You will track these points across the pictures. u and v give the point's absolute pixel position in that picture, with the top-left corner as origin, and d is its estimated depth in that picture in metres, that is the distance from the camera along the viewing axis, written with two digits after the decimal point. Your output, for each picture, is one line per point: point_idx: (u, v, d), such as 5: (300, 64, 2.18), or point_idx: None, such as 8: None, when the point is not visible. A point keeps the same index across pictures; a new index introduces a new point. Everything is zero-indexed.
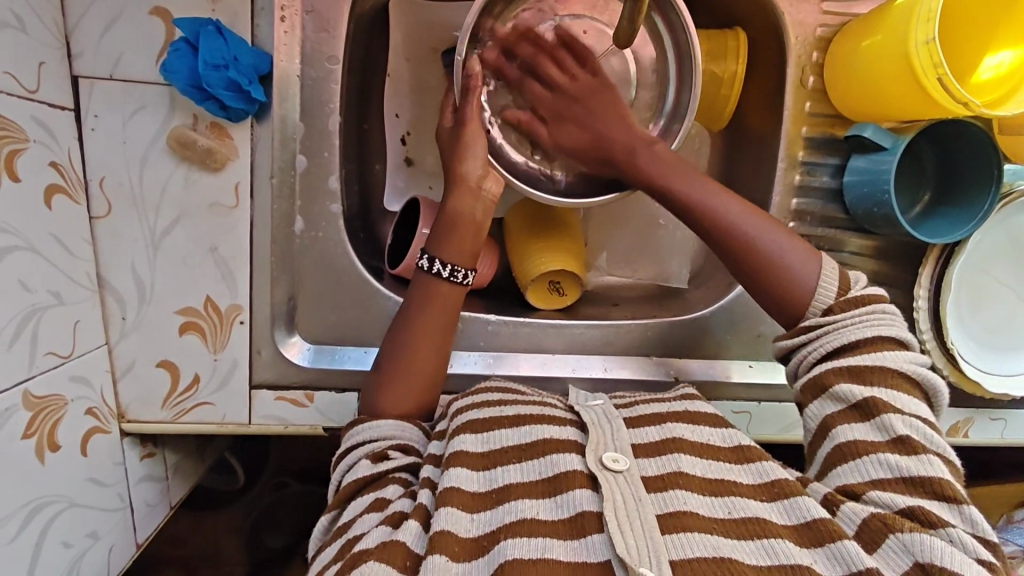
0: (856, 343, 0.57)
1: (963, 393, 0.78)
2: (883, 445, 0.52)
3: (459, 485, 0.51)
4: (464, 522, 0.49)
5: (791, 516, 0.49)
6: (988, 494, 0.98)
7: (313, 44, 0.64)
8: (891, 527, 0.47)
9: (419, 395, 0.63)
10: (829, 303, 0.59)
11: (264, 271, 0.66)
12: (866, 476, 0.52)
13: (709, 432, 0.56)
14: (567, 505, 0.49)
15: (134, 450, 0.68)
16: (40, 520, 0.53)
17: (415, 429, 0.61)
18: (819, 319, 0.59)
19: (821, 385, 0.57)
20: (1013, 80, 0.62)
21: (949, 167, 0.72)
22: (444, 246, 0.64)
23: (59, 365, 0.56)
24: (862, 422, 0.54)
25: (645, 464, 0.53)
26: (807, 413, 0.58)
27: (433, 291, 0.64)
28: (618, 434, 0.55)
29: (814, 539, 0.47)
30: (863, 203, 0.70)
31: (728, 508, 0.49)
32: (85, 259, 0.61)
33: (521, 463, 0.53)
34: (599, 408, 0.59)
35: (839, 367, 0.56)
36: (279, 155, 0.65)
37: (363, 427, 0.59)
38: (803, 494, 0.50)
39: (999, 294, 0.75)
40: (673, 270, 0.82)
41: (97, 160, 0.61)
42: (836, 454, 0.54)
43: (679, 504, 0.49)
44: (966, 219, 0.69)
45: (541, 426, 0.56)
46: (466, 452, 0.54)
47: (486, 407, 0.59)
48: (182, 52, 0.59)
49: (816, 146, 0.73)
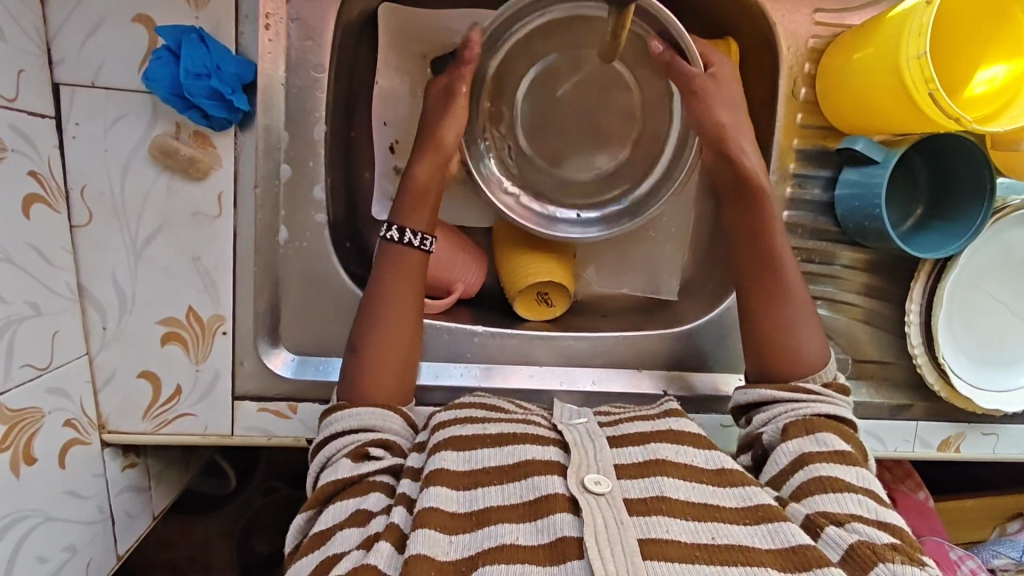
0: (828, 414, 0.60)
1: (955, 408, 0.77)
2: (857, 487, 0.53)
3: (438, 505, 0.50)
4: (443, 545, 0.48)
5: (776, 540, 0.48)
6: (982, 507, 0.97)
7: (299, 52, 0.64)
8: (881, 557, 0.46)
9: (397, 381, 0.63)
10: (829, 379, 0.62)
11: (248, 281, 0.65)
12: (846, 508, 0.51)
13: (693, 453, 0.56)
14: (548, 530, 0.48)
15: (114, 461, 0.67)
16: (14, 536, 0.53)
17: (396, 416, 0.60)
18: (818, 386, 0.61)
19: (804, 428, 0.58)
20: (1008, 94, 0.61)
21: (942, 180, 0.71)
22: (404, 215, 0.65)
23: (36, 377, 0.56)
24: (840, 464, 0.54)
25: (629, 486, 0.52)
26: (780, 449, 0.57)
27: (402, 258, 0.64)
28: (601, 454, 0.54)
29: (798, 566, 0.46)
30: (854, 217, 0.69)
31: (710, 533, 0.48)
32: (65, 268, 0.60)
33: (503, 485, 0.52)
34: (583, 428, 0.58)
35: (817, 421, 0.58)
36: (263, 164, 0.64)
37: (341, 415, 0.58)
38: (786, 520, 0.49)
39: (991, 309, 0.74)
40: (663, 280, 0.80)
41: (78, 168, 0.60)
42: (814, 485, 0.53)
43: (661, 531, 0.48)
44: (958, 233, 0.69)
45: (525, 447, 0.55)
46: (448, 470, 0.53)
47: (470, 423, 0.58)
48: (164, 60, 0.58)
49: (807, 158, 0.72)
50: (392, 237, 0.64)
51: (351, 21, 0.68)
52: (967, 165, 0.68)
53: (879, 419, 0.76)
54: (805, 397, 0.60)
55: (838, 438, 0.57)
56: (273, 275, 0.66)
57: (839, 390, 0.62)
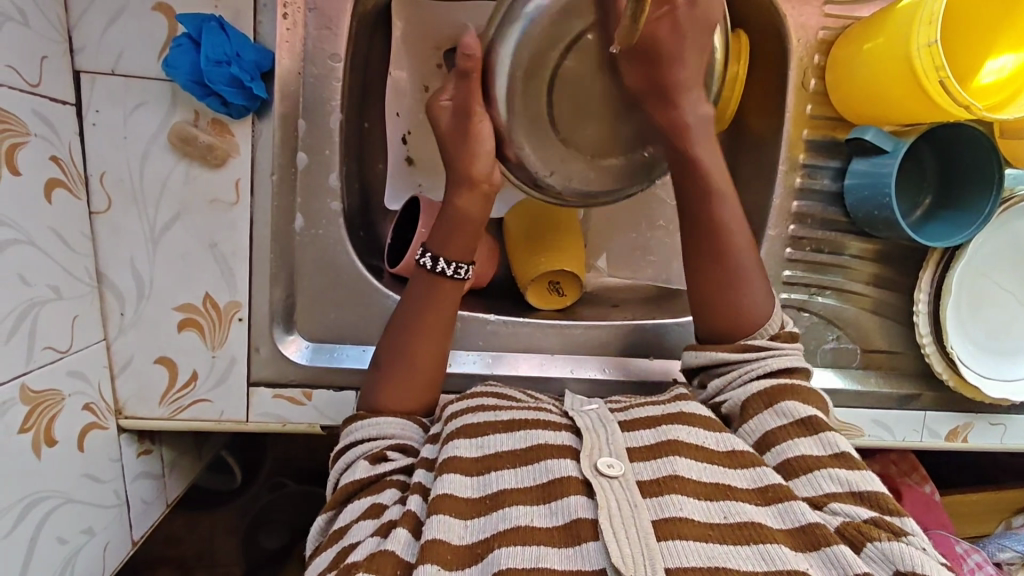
0: (787, 368, 0.60)
1: (962, 397, 0.78)
2: (824, 458, 0.53)
3: (454, 492, 0.51)
4: (457, 529, 0.48)
5: (785, 520, 0.49)
6: (988, 500, 0.98)
7: (315, 41, 0.64)
8: (866, 535, 0.47)
9: (422, 393, 0.63)
10: (776, 332, 0.62)
11: (264, 269, 0.66)
12: (820, 489, 0.51)
13: (706, 434, 0.56)
14: (563, 512, 0.49)
15: (131, 447, 0.68)
16: (35, 516, 0.53)
17: (417, 426, 0.61)
18: (767, 343, 0.61)
19: (765, 399, 0.57)
20: (1016, 84, 0.62)
21: (950, 171, 0.72)
22: (446, 248, 0.64)
23: (56, 360, 0.56)
24: (807, 436, 0.54)
25: (641, 469, 0.52)
26: (748, 425, 0.57)
27: (435, 288, 0.64)
28: (613, 437, 0.54)
29: (808, 543, 0.47)
30: (864, 207, 0.70)
31: (724, 513, 0.49)
32: (84, 254, 0.60)
33: (517, 469, 0.52)
34: (594, 413, 0.58)
35: (775, 385, 0.58)
36: (280, 152, 0.65)
37: (362, 425, 0.59)
38: (794, 498, 0.50)
39: (998, 298, 0.75)
40: (673, 270, 0.81)
41: (97, 156, 0.61)
42: (784, 469, 0.53)
43: (674, 511, 0.49)
44: (966, 223, 0.69)
45: (536, 432, 0.56)
46: (461, 458, 0.53)
47: (482, 411, 0.59)
48: (184, 47, 0.59)
49: (816, 148, 0.72)
50: (426, 265, 0.64)
51: (365, 14, 0.68)
52: (977, 155, 0.69)
53: (886, 408, 0.76)
54: (757, 356, 0.60)
55: (797, 399, 0.57)
56: (288, 262, 0.67)
57: (790, 339, 0.62)
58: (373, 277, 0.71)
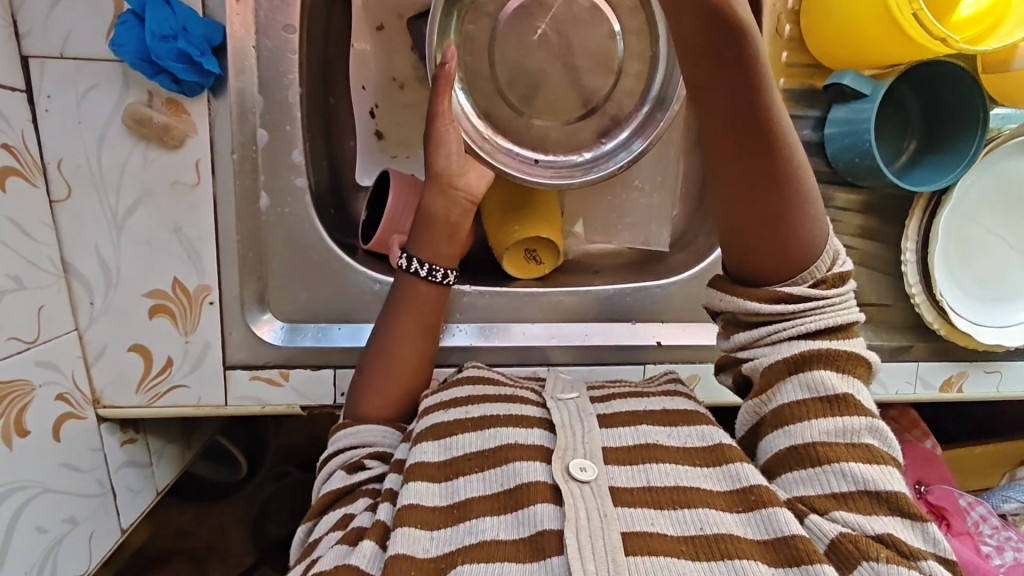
0: (828, 327, 0.51)
1: (955, 346, 0.76)
2: (846, 452, 0.48)
3: (418, 501, 0.50)
4: (422, 541, 0.48)
5: (768, 530, 0.47)
6: (993, 453, 0.96)
7: (267, 12, 0.62)
8: (864, 552, 0.44)
9: (404, 397, 0.63)
10: (818, 275, 0.52)
11: (231, 251, 0.65)
12: (827, 489, 0.48)
13: (687, 433, 0.55)
14: (529, 522, 0.48)
15: (113, 436, 0.67)
16: (11, 505, 0.53)
17: (396, 433, 0.61)
18: (807, 290, 0.51)
19: (785, 367, 0.51)
20: (996, 13, 0.60)
21: (933, 114, 0.70)
22: (424, 249, 0.65)
23: (23, 351, 0.56)
24: (831, 419, 0.49)
25: (616, 473, 0.51)
26: (762, 397, 0.52)
27: (412, 292, 0.65)
28: (588, 437, 0.53)
29: (790, 558, 0.45)
30: (845, 155, 0.67)
31: (699, 523, 0.48)
32: (47, 243, 0.60)
33: (484, 472, 0.52)
34: (573, 405, 0.57)
35: (805, 351, 0.51)
36: (239, 130, 0.63)
37: (344, 433, 0.60)
38: (778, 504, 0.48)
39: (991, 243, 0.73)
40: (653, 232, 0.79)
41: (53, 143, 0.60)
42: (793, 458, 0.49)
43: (645, 525, 0.47)
44: (951, 166, 0.67)
45: (506, 431, 0.54)
46: (427, 463, 0.53)
47: (453, 408, 0.57)
48: (129, 24, 0.57)
49: (795, 97, 0.70)
50: (402, 266, 0.65)
51: None
52: (959, 95, 0.67)
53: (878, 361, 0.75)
54: (790, 313, 0.51)
55: (831, 372, 0.50)
56: (256, 242, 0.66)
57: (834, 286, 0.52)
58: (346, 254, 0.70)
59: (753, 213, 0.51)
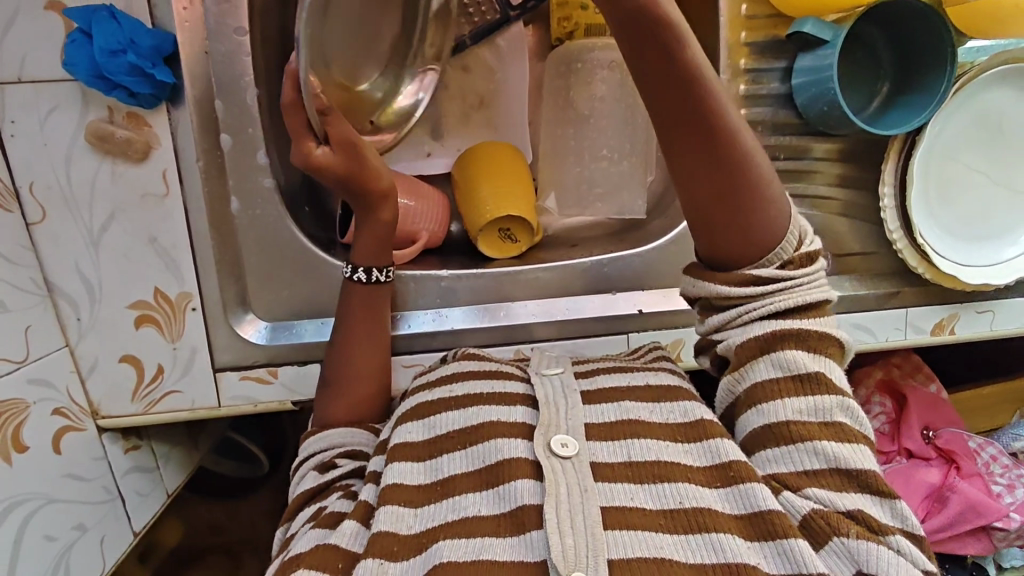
0: (798, 305, 0.51)
1: (944, 288, 0.75)
2: (817, 429, 0.48)
3: (402, 481, 0.51)
4: (406, 519, 0.49)
5: (743, 505, 0.47)
6: (1000, 392, 0.95)
7: (217, 17, 0.61)
8: (836, 529, 0.45)
9: (369, 400, 0.65)
10: (786, 256, 0.52)
11: (208, 257, 0.66)
12: (801, 466, 0.48)
13: (669, 408, 0.55)
14: (510, 498, 0.48)
15: (116, 444, 0.70)
16: (17, 517, 0.56)
17: (365, 433, 0.63)
18: (774, 272, 0.51)
19: (756, 347, 0.51)
20: None
21: (903, 53, 0.68)
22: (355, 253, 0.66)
23: (15, 371, 0.58)
24: (801, 398, 0.49)
25: (597, 447, 0.51)
26: (735, 375, 0.53)
27: (353, 297, 0.65)
28: (571, 412, 0.53)
29: (763, 532, 0.46)
30: (814, 105, 0.66)
31: (678, 497, 0.48)
32: (28, 265, 0.62)
33: (466, 449, 0.52)
34: (557, 381, 0.57)
35: (776, 329, 0.51)
36: (201, 138, 0.64)
37: (312, 441, 0.62)
38: (756, 480, 0.48)
39: (973, 182, 0.71)
40: (630, 200, 0.79)
41: (23, 166, 0.61)
42: (767, 437, 0.49)
43: (624, 499, 0.48)
44: (923, 106, 0.66)
45: (488, 409, 0.54)
46: (411, 442, 0.54)
47: (438, 387, 0.58)
48: (79, 42, 0.58)
49: (761, 50, 0.68)
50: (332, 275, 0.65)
51: None
52: (926, 32, 0.65)
53: (865, 310, 0.74)
54: (757, 293, 0.51)
55: (801, 351, 0.50)
56: (231, 246, 0.67)
57: (803, 266, 0.52)
58: (323, 250, 0.71)
59: (712, 197, 0.51)
